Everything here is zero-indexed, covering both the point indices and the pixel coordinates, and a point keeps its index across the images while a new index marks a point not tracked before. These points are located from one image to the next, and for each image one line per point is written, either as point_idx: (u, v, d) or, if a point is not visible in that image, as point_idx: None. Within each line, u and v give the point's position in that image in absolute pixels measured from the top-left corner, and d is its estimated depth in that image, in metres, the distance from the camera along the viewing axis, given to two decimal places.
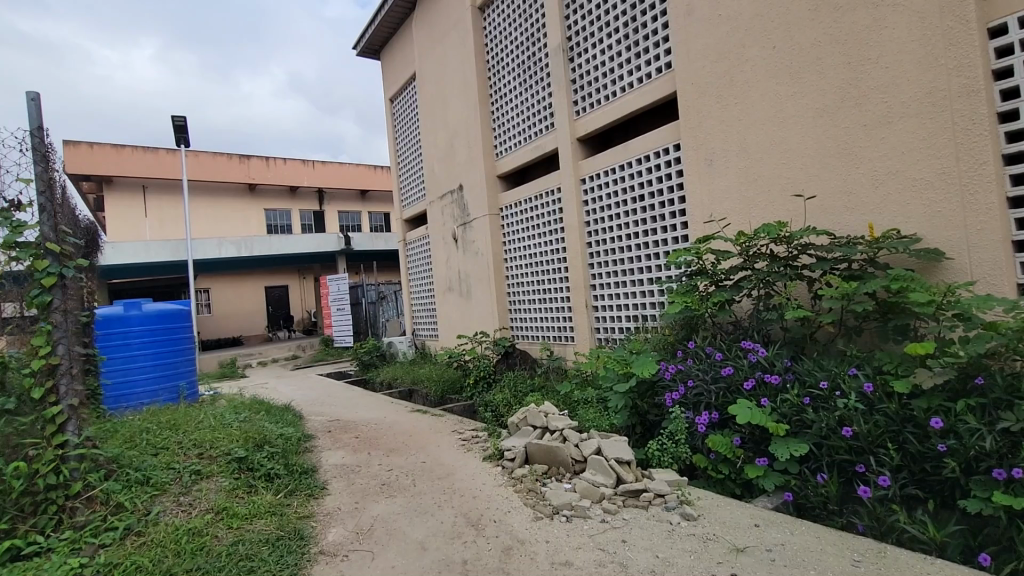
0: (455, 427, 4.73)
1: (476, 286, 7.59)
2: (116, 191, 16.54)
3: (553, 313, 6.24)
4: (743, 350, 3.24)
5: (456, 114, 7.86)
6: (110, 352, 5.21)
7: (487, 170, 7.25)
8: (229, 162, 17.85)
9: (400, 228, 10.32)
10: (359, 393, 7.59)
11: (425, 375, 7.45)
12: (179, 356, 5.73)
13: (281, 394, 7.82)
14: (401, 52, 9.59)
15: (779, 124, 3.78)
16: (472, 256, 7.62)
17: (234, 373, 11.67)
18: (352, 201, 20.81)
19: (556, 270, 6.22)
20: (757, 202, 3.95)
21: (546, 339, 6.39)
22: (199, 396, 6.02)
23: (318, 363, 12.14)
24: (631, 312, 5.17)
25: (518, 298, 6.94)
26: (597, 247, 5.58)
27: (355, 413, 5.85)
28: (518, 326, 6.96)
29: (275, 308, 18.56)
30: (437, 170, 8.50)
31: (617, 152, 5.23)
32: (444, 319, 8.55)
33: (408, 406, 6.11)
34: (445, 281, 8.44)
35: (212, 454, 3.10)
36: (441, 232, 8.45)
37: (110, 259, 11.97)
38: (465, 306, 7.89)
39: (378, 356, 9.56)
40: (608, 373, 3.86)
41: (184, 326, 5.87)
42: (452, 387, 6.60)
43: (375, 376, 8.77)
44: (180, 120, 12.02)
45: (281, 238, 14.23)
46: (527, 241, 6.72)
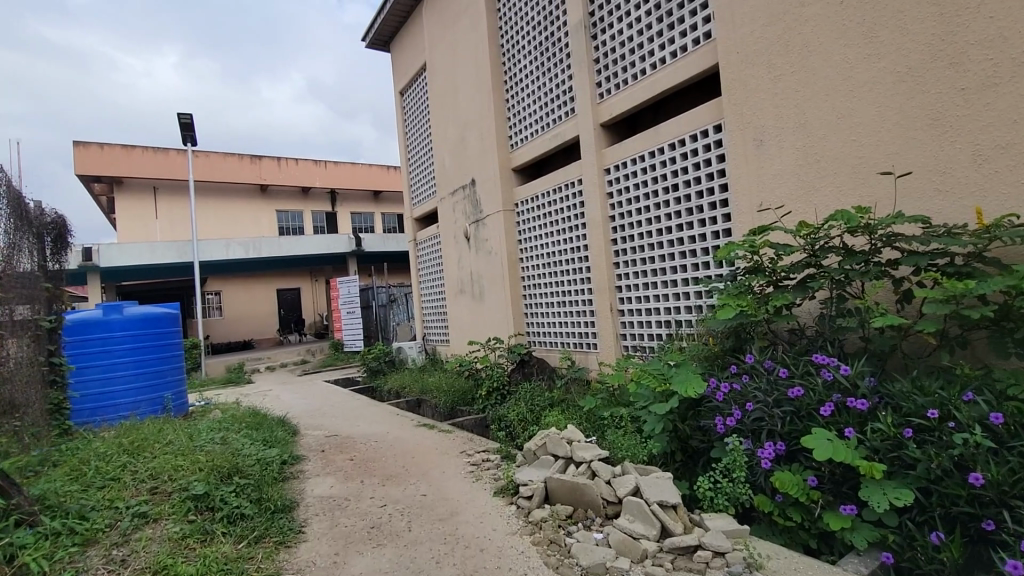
0: (462, 448, 4.17)
1: (489, 288, 7.04)
2: (127, 193, 16.41)
3: (574, 317, 5.66)
4: (813, 366, 2.61)
5: (468, 104, 7.32)
6: (89, 360, 4.76)
7: (501, 162, 6.70)
8: (240, 163, 17.61)
9: (411, 228, 9.82)
10: (363, 402, 7.09)
11: (433, 384, 6.92)
12: (166, 365, 5.27)
13: (283, 403, 7.35)
14: (411, 42, 9.11)
15: (849, 93, 3.16)
16: (485, 256, 7.06)
17: (240, 378, 11.29)
18: (365, 202, 20.46)
19: (576, 270, 5.63)
20: (820, 187, 3.34)
21: (565, 345, 5.81)
22: (187, 407, 5.56)
23: (327, 368, 11.71)
24: (663, 316, 4.57)
25: (535, 301, 6.37)
26: (623, 244, 4.99)
27: (355, 428, 5.33)
28: (535, 332, 6.39)
29: (286, 311, 18.24)
30: (448, 165, 7.97)
31: (647, 136, 4.63)
32: (455, 323, 8.01)
33: (414, 419, 5.57)
34: (456, 282, 7.90)
35: (166, 489, 2.58)
36: (452, 230, 7.92)
37: (115, 261, 11.67)
38: (477, 309, 7.34)
39: (387, 362, 9.06)
40: (642, 389, 3.26)
41: (170, 332, 5.43)
42: (462, 399, 6.05)
43: (382, 384, 8.27)
44: (186, 117, 11.73)
45: (290, 239, 13.85)
46: (544, 238, 6.15)
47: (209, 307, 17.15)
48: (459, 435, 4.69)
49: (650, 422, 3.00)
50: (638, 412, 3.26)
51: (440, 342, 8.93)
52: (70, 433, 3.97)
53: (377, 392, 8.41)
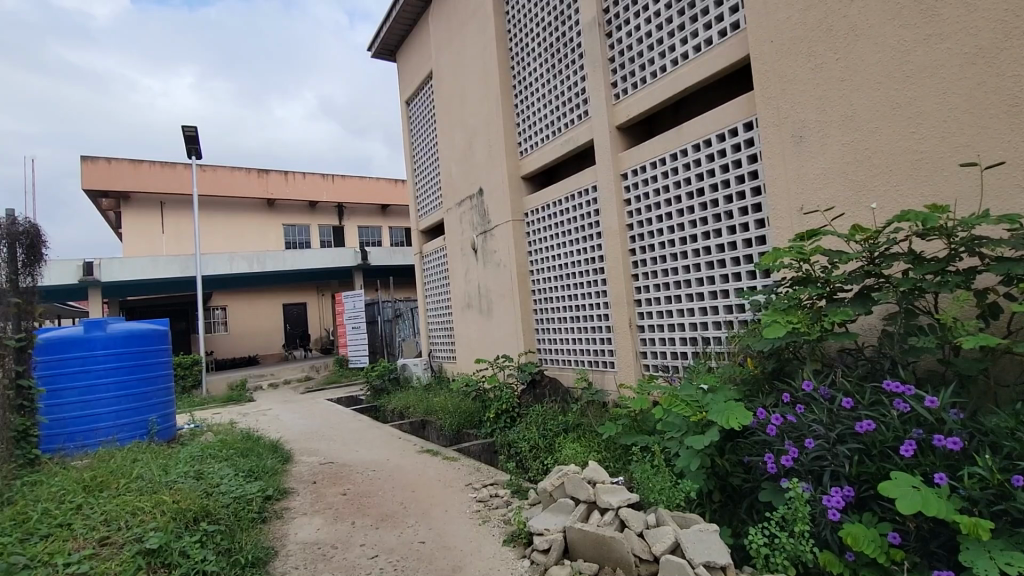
0: (468, 480, 3.76)
1: (497, 302, 6.66)
2: (134, 208, 16.32)
3: (589, 334, 5.25)
4: (884, 394, 2.21)
5: (475, 111, 7.02)
6: (70, 380, 4.45)
7: (510, 170, 6.36)
8: (248, 177, 17.50)
9: (417, 240, 9.51)
10: (364, 424, 6.69)
11: (438, 405, 6.52)
12: (152, 386, 4.94)
13: (281, 425, 6.98)
14: (417, 50, 8.88)
15: (905, 80, 2.78)
16: (493, 269, 6.70)
17: (242, 396, 10.96)
18: (372, 217, 20.26)
19: (590, 282, 5.25)
20: (872, 187, 2.94)
21: (580, 364, 5.41)
22: (175, 431, 5.20)
23: (330, 386, 11.35)
24: (688, 333, 4.16)
25: (546, 316, 5.98)
26: (643, 255, 4.60)
27: (352, 454, 4.94)
28: (546, 349, 6.00)
29: (292, 326, 17.95)
30: (455, 174, 7.65)
31: (669, 137, 4.26)
32: (462, 339, 7.63)
33: (417, 444, 5.17)
34: (463, 296, 7.54)
35: (118, 540, 2.21)
36: (459, 242, 7.57)
37: (116, 275, 11.46)
38: (485, 325, 6.96)
39: (391, 380, 8.69)
40: (671, 418, 2.85)
41: (159, 351, 5.11)
42: (469, 421, 5.64)
43: (386, 403, 7.88)
44: (191, 130, 11.58)
45: (295, 254, 13.56)
46: (556, 249, 5.78)
47: (214, 322, 16.92)
48: (464, 464, 4.28)
49: (683, 457, 2.58)
50: (668, 445, 2.84)
51: (446, 359, 8.53)
52: (38, 463, 3.63)
53: (380, 412, 8.01)
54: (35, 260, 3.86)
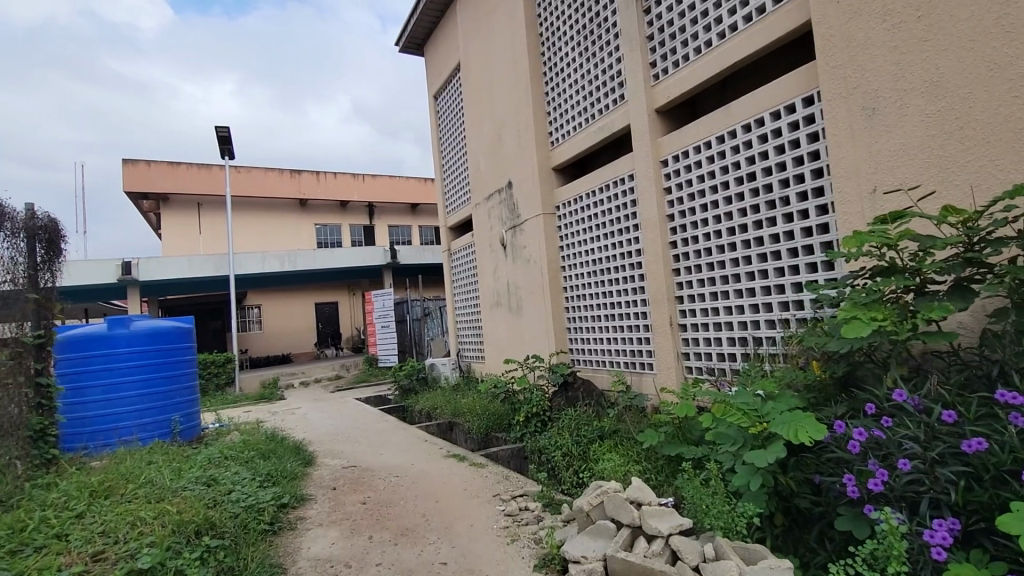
0: (496, 490, 3.49)
1: (527, 300, 6.38)
2: (173, 209, 16.71)
3: (625, 333, 4.91)
4: (997, 407, 1.83)
5: (504, 101, 6.74)
6: (93, 379, 4.40)
7: (540, 161, 6.06)
8: (281, 177, 17.71)
9: (445, 237, 9.30)
10: (391, 425, 6.51)
11: (466, 406, 6.28)
12: (176, 385, 4.85)
13: (307, 425, 6.87)
14: (445, 42, 8.67)
15: (1006, 35, 2.36)
16: (523, 265, 6.42)
17: (273, 394, 10.99)
18: (402, 216, 20.25)
19: (626, 278, 4.91)
20: (963, 163, 2.53)
21: (615, 365, 5.07)
22: (199, 431, 5.11)
23: (360, 385, 11.29)
24: (738, 333, 3.79)
25: (578, 314, 5.67)
26: (685, 248, 4.23)
27: (377, 458, 4.74)
28: (579, 349, 5.68)
29: (324, 325, 18.09)
30: (483, 168, 7.40)
31: (715, 118, 3.89)
32: (491, 338, 7.38)
33: (443, 448, 4.93)
34: (492, 294, 7.27)
35: (111, 557, 2.03)
36: (487, 238, 7.31)
37: (154, 275, 11.68)
38: (514, 323, 6.69)
39: (419, 380, 8.50)
40: (725, 428, 2.52)
41: (183, 350, 5.02)
42: (497, 424, 5.38)
43: (413, 404, 7.69)
44: (224, 130, 11.70)
45: (325, 253, 13.57)
46: (589, 243, 5.45)
47: (249, 321, 17.19)
48: (492, 471, 4.01)
49: (740, 474, 2.27)
50: (720, 459, 2.51)
51: (474, 359, 8.30)
52: (56, 463, 3.53)
53: (408, 412, 7.84)
54: (56, 263, 3.80)
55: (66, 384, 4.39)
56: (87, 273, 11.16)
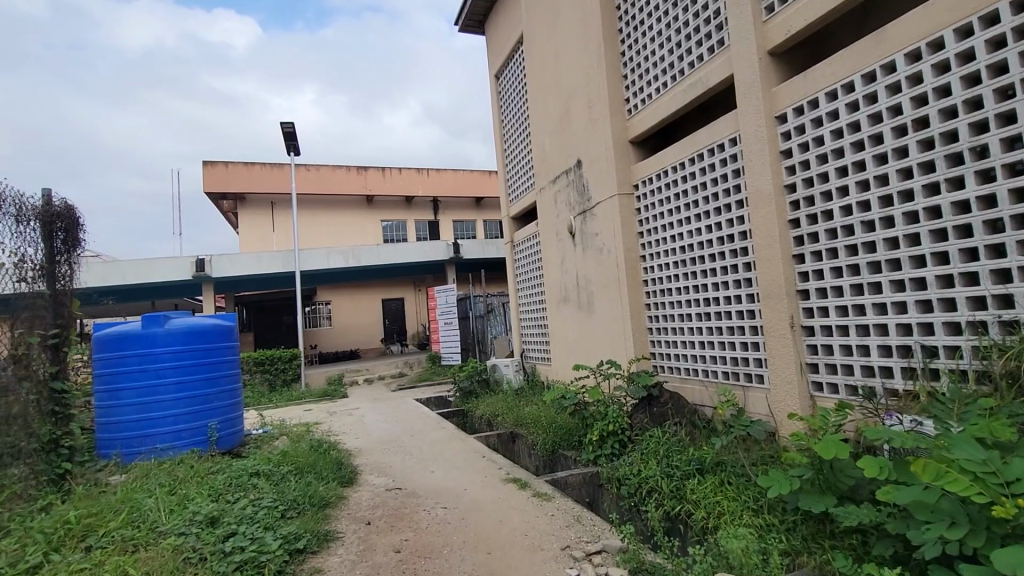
0: (564, 540, 2.73)
1: (599, 296, 5.53)
2: (249, 208, 17.27)
3: (727, 337, 3.97)
4: None
5: (571, 68, 5.91)
6: (129, 380, 4.09)
7: (614, 133, 5.19)
8: (348, 175, 17.84)
9: (508, 227, 8.60)
10: (448, 433, 5.91)
11: (530, 417, 5.54)
12: (217, 389, 4.46)
13: (361, 430, 6.42)
14: (507, 14, 7.94)
15: None
16: (595, 256, 5.57)
17: (337, 391, 10.81)
18: (467, 210, 19.88)
19: (727, 268, 3.96)
20: None
21: (713, 376, 4.14)
22: (239, 439, 4.68)
23: (422, 384, 10.87)
24: (898, 340, 2.80)
25: (662, 313, 4.78)
26: (813, 227, 3.25)
27: (426, 478, 4.11)
28: (663, 354, 4.80)
29: (390, 321, 18.06)
30: (548, 147, 6.59)
31: (861, 50, 2.90)
32: (557, 338, 6.62)
33: (504, 469, 4.22)
34: (559, 289, 6.48)
35: None
36: (554, 226, 6.52)
37: (226, 271, 11.87)
38: (584, 322, 5.87)
39: (480, 382, 7.84)
40: (927, 497, 1.73)
41: (224, 350, 4.63)
42: (566, 440, 4.60)
43: (474, 409, 7.07)
44: (289, 126, 11.68)
45: (388, 248, 13.31)
46: (676, 227, 4.54)
47: (320, 316, 17.43)
48: (558, 507, 3.25)
49: None
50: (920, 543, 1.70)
51: (540, 361, 7.56)
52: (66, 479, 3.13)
53: (469, 418, 7.23)
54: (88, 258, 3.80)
55: (104, 385, 4.10)
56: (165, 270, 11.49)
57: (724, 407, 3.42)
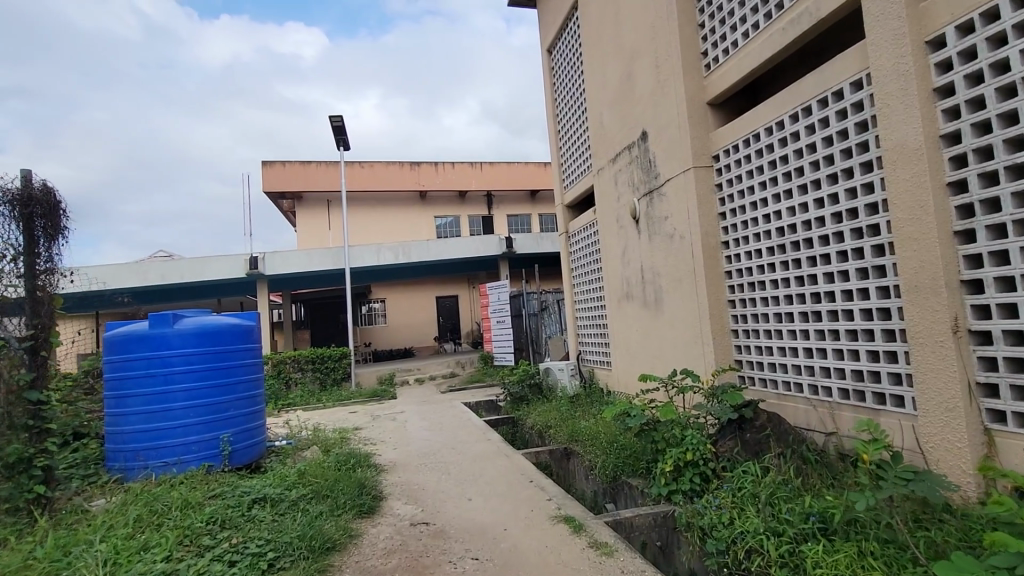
0: None
1: (670, 292, 4.66)
2: (306, 207, 17.43)
3: (848, 343, 3.05)
4: None
5: (634, 23, 5.04)
6: (137, 386, 3.66)
7: (689, 93, 4.30)
8: (402, 170, 17.63)
9: (562, 216, 7.80)
10: (494, 448, 5.21)
11: (589, 434, 4.74)
12: (234, 397, 3.97)
13: (401, 439, 5.87)
14: None
15: None
16: (665, 244, 4.70)
17: (386, 391, 10.42)
18: (521, 204, 19.19)
19: (849, 254, 3.04)
20: None
21: (826, 394, 3.25)
22: (259, 455, 4.17)
23: (473, 385, 10.29)
24: None
25: (750, 311, 3.88)
26: (993, 189, 2.30)
27: (461, 512, 3.41)
28: (752, 363, 3.90)
29: (444, 319, 17.72)
30: (607, 121, 5.75)
31: None
32: (618, 340, 5.78)
33: (555, 502, 3.48)
34: (620, 284, 5.63)
35: None
36: (614, 211, 5.68)
37: (279, 268, 11.80)
38: (651, 323, 5.01)
39: (532, 387, 7.11)
40: None
41: (243, 352, 4.13)
42: (631, 466, 3.83)
43: (524, 418, 6.36)
44: (338, 120, 11.45)
45: (440, 243, 12.85)
46: (771, 203, 3.62)
47: (374, 314, 17.32)
48: (623, 570, 2.44)
49: None
50: None
51: (598, 366, 6.73)
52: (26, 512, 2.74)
53: (519, 427, 6.51)
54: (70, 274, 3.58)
55: (112, 391, 3.71)
56: (220, 268, 11.56)
57: (866, 451, 2.22)
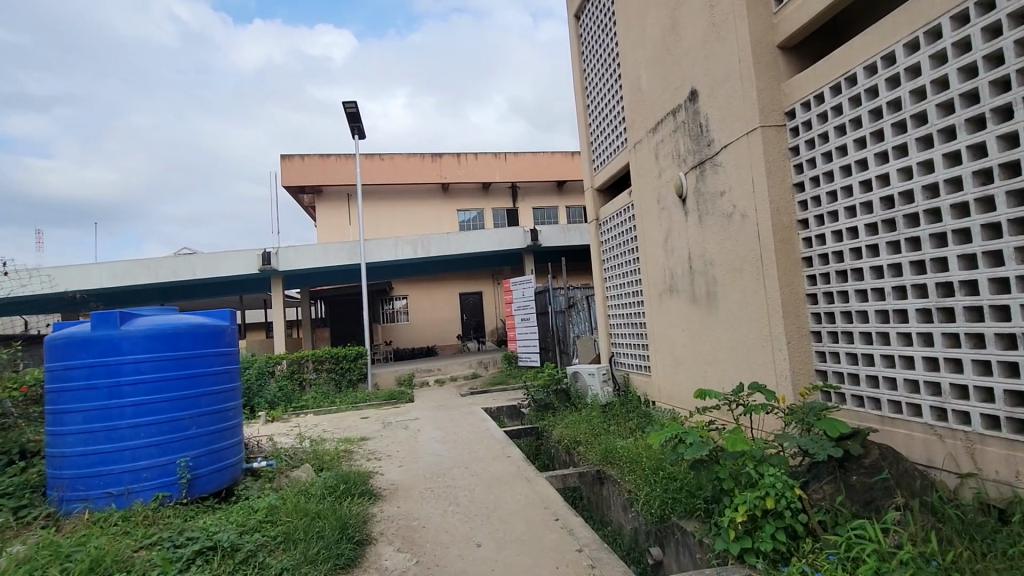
0: None
1: (726, 284, 3.82)
2: (326, 201, 16.99)
3: (1002, 352, 2.20)
4: None
5: None
6: (78, 401, 3.04)
7: (752, 34, 3.44)
8: (423, 162, 17.00)
9: (591, 201, 6.96)
10: (513, 469, 4.44)
11: (628, 458, 3.91)
12: (196, 412, 3.30)
13: (409, 454, 5.17)
14: None
15: None
16: (719, 226, 3.86)
17: (403, 394, 9.75)
18: (548, 195, 18.34)
19: (1005, 228, 2.18)
20: None
21: (960, 420, 2.40)
22: (230, 481, 3.50)
23: (495, 388, 9.54)
24: None
25: (840, 307, 3.02)
26: None
27: (465, 568, 2.65)
28: (842, 374, 3.04)
29: (468, 316, 17.05)
30: (645, 85, 4.89)
31: None
32: (659, 342, 4.95)
33: (586, 557, 2.70)
34: (662, 276, 4.79)
35: None
36: (653, 190, 4.84)
37: (293, 264, 11.28)
38: (701, 322, 4.17)
39: (559, 394, 6.32)
40: None
41: (209, 358, 3.46)
42: (685, 506, 3.02)
43: (550, 430, 5.58)
44: (352, 106, 10.84)
45: (460, 236, 12.11)
46: (873, 165, 2.76)
47: (396, 312, 16.78)
48: None
49: None
50: None
51: (635, 370, 5.85)
52: None
53: (544, 441, 5.72)
54: None
55: (52, 407, 3.11)
56: (233, 265, 11.10)
57: None
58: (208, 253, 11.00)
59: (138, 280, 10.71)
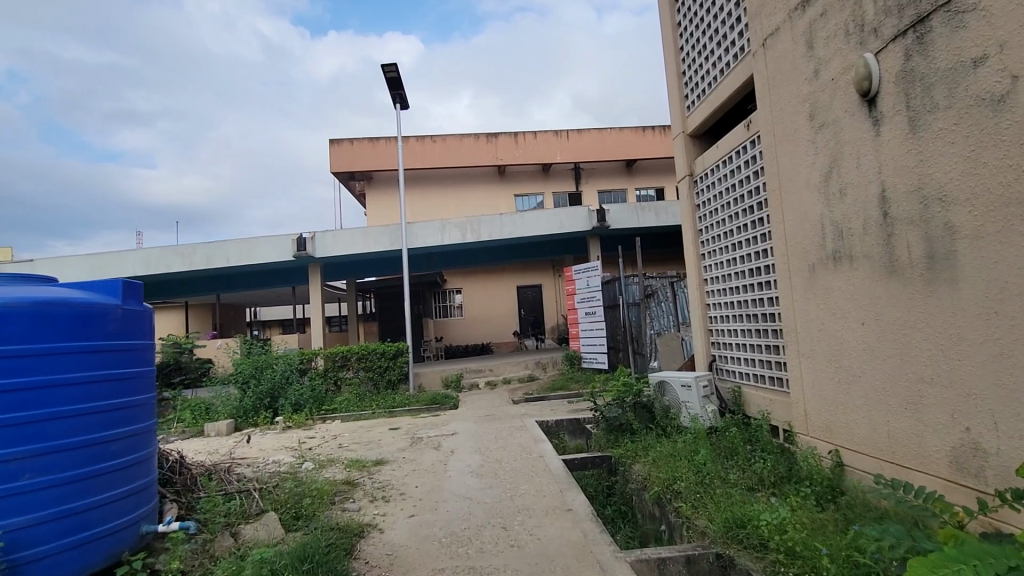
0: None
1: (984, 235, 2.02)
2: (376, 188, 16.02)
3: None
4: None
5: None
6: None
7: None
8: (477, 143, 15.63)
9: (682, 153, 5.12)
10: (578, 537, 2.83)
11: (783, 550, 2.19)
12: (32, 453, 1.98)
13: (430, 494, 3.68)
14: None
15: None
16: (971, 126, 2.05)
17: (447, 397, 8.35)
18: (615, 176, 16.45)
19: None
20: None
21: None
22: (106, 563, 2.23)
23: (554, 395, 7.91)
24: None
25: None
26: None
27: None
28: None
29: (526, 311, 15.52)
30: None
31: None
32: (804, 341, 3.17)
33: None
34: (816, 237, 3.01)
35: None
36: (803, 99, 3.05)
37: (329, 250, 10.18)
38: (909, 309, 2.38)
39: (639, 410, 4.61)
40: None
41: (68, 361, 2.10)
42: None
43: (629, 464, 3.90)
44: (392, 70, 9.59)
45: (514, 218, 10.54)
46: None
47: (450, 306, 15.59)
48: None
49: None
50: None
51: (753, 384, 4.03)
52: None
53: (621, 480, 4.05)
54: None
55: None
56: (267, 250, 10.17)
57: None
58: (243, 238, 10.14)
59: (172, 268, 10.02)
